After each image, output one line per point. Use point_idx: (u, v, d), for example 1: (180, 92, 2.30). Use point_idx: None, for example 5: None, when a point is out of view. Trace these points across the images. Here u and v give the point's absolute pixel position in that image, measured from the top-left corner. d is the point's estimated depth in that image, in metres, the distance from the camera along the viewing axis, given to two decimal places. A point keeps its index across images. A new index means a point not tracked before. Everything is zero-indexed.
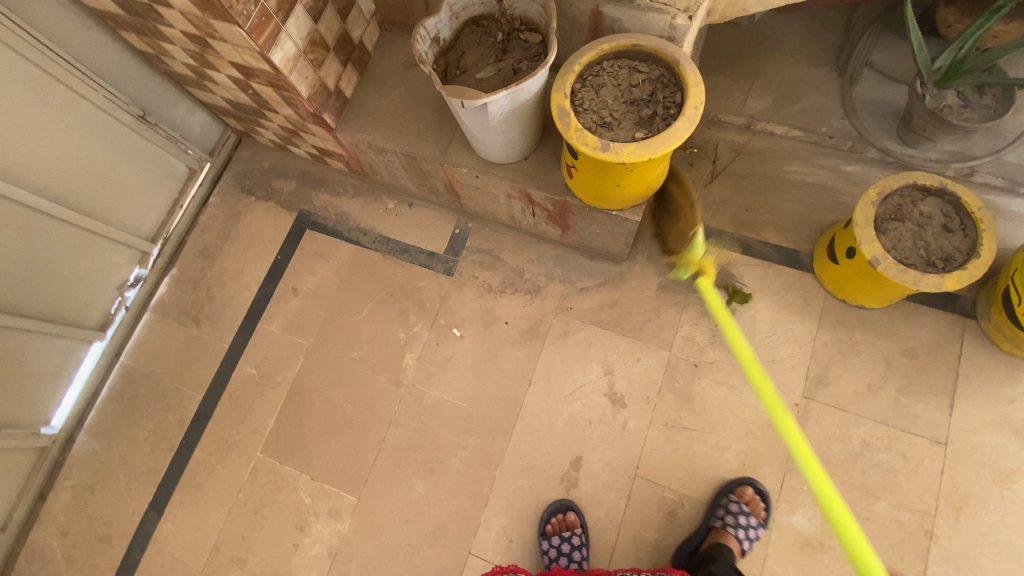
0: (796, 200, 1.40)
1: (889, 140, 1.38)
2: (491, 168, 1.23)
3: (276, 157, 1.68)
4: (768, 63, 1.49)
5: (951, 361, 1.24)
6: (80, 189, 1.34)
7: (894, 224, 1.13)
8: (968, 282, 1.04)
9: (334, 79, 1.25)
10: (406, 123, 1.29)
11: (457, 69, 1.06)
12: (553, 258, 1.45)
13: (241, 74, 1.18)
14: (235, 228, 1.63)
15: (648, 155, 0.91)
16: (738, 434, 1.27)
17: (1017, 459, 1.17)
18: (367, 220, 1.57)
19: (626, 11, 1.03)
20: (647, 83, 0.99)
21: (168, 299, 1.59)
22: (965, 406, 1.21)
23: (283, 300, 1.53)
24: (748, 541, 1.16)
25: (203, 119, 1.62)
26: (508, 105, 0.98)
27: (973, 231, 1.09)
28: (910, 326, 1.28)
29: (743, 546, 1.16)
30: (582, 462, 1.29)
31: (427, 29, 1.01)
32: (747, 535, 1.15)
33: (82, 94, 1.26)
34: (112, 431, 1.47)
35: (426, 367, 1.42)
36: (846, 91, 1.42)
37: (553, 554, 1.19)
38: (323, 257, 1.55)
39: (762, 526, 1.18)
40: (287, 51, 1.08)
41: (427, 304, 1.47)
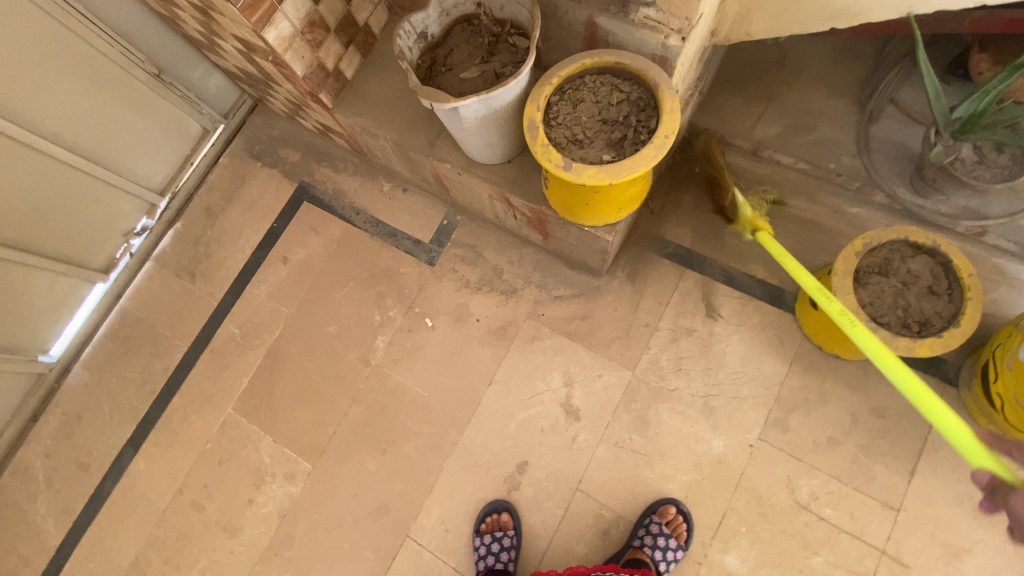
0: (791, 235, 1.34)
1: (901, 187, 1.28)
2: (474, 167, 1.23)
3: (286, 126, 1.72)
4: (788, 88, 1.42)
5: (922, 427, 1.19)
6: (92, 139, 1.41)
7: (876, 278, 1.08)
8: (941, 351, 0.98)
9: (334, 61, 1.26)
10: (400, 112, 1.30)
11: (443, 66, 1.06)
12: (534, 262, 1.45)
13: (243, 47, 1.21)
14: (238, 190, 1.68)
15: (608, 180, 0.89)
16: (686, 465, 1.26)
17: (970, 538, 1.13)
18: (362, 199, 1.59)
19: (619, 25, 0.98)
20: (626, 104, 0.96)
21: (169, 251, 1.65)
22: (926, 475, 1.17)
23: (272, 267, 1.58)
24: (666, 563, 1.17)
25: (220, 81, 1.66)
26: (482, 110, 0.98)
27: (959, 298, 1.03)
28: (885, 384, 1.23)
29: (661, 568, 1.17)
30: (527, 467, 1.31)
31: (413, 24, 1.02)
32: (665, 557, 1.16)
33: (99, 49, 1.32)
34: (103, 368, 1.58)
35: (395, 352, 1.45)
36: (863, 127, 1.33)
37: (483, 552, 1.23)
38: (316, 230, 1.59)
39: (682, 550, 1.19)
40: (283, 31, 1.10)
41: (405, 291, 1.49)
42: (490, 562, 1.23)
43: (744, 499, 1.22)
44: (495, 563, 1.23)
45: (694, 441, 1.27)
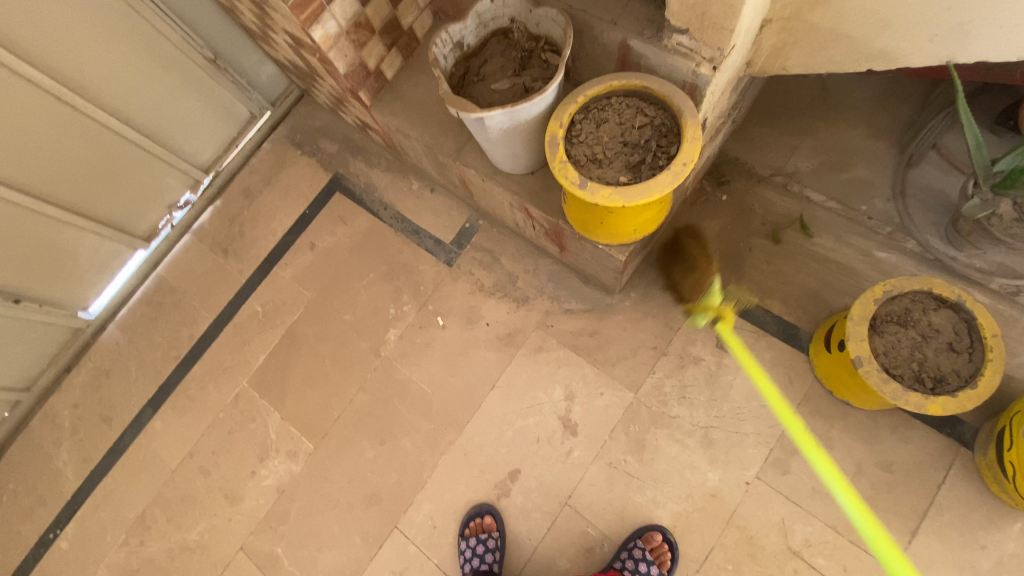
0: (813, 274, 1.31)
1: (934, 236, 1.25)
2: (498, 176, 1.25)
3: (327, 119, 1.79)
4: (825, 124, 1.39)
5: (930, 487, 1.14)
6: (147, 114, 1.50)
7: (894, 327, 1.04)
8: (953, 411, 0.95)
9: (376, 61, 1.31)
10: (433, 115, 1.34)
11: (476, 76, 1.10)
12: (550, 273, 1.46)
13: (292, 41, 1.27)
14: (277, 175, 1.75)
15: (621, 202, 0.89)
16: (678, 494, 1.24)
17: None
18: (390, 195, 1.64)
19: (652, 49, 0.99)
20: (649, 128, 0.97)
21: (206, 226, 1.74)
22: (929, 537, 1.12)
23: (299, 252, 1.65)
24: None
25: (271, 71, 1.74)
26: (506, 122, 1.00)
27: (980, 358, 0.99)
28: (895, 438, 1.18)
29: None
30: (519, 475, 1.33)
31: (450, 33, 1.05)
32: None
33: (162, 33, 1.41)
34: (134, 330, 1.67)
35: (404, 346, 1.49)
36: (900, 171, 1.31)
37: (468, 554, 1.24)
38: (344, 221, 1.65)
39: None
40: (329, 29, 1.15)
41: (421, 288, 1.53)
42: (475, 564, 1.23)
43: (733, 536, 1.20)
44: (480, 566, 1.22)
45: (689, 471, 1.25)
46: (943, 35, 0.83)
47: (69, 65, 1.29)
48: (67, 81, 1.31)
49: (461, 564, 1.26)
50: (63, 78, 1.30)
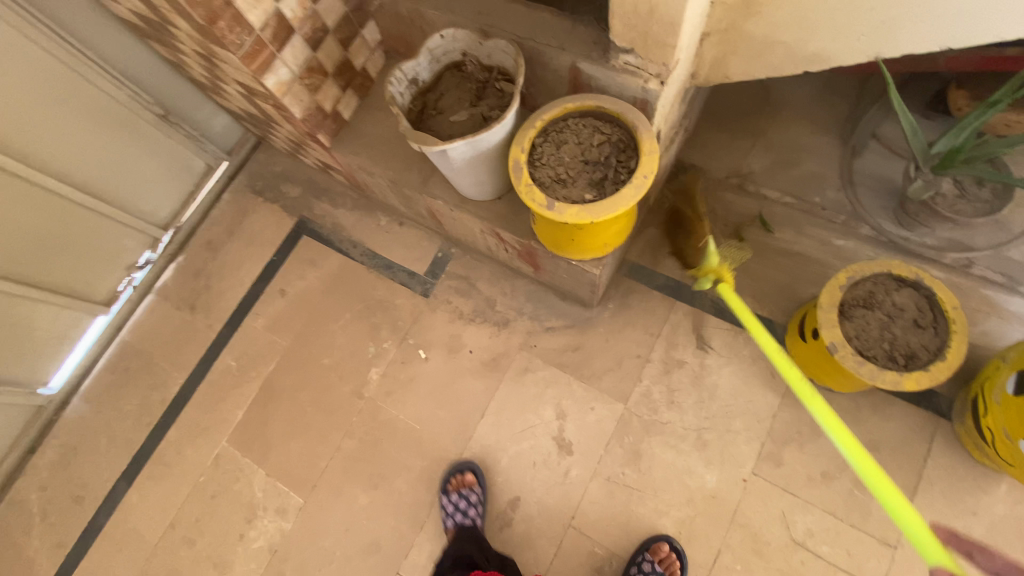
0: (779, 267, 1.36)
1: (884, 219, 1.32)
2: (465, 204, 1.26)
3: (287, 163, 1.77)
4: (771, 124, 1.45)
5: (917, 461, 1.18)
6: (100, 176, 1.47)
7: (861, 311, 1.08)
8: (927, 385, 0.99)
9: (332, 103, 1.32)
10: (395, 151, 1.35)
11: (434, 109, 1.11)
12: (527, 293, 1.46)
13: (245, 91, 1.27)
14: (240, 224, 1.72)
15: (590, 219, 0.92)
16: (678, 501, 1.24)
17: None
18: (359, 233, 1.63)
19: (601, 70, 1.03)
20: (607, 144, 1.00)
21: (170, 284, 1.69)
22: (923, 510, 1.15)
23: (269, 300, 1.61)
24: None
25: (225, 121, 1.72)
26: (469, 152, 1.01)
27: (944, 331, 1.04)
28: (878, 416, 1.22)
29: None
30: (519, 502, 1.30)
31: (404, 71, 1.07)
32: None
33: (108, 92, 1.39)
34: (101, 400, 1.59)
35: (388, 385, 1.46)
36: (846, 162, 1.38)
37: (451, 509, 1.26)
38: (313, 264, 1.62)
39: None
40: (282, 76, 1.16)
41: (399, 322, 1.51)
42: (458, 519, 1.26)
43: (738, 535, 1.20)
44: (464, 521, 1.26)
45: (687, 475, 1.26)
46: (868, 33, 0.89)
47: (14, 135, 1.26)
48: (13, 151, 1.27)
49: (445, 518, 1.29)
50: (9, 148, 1.26)
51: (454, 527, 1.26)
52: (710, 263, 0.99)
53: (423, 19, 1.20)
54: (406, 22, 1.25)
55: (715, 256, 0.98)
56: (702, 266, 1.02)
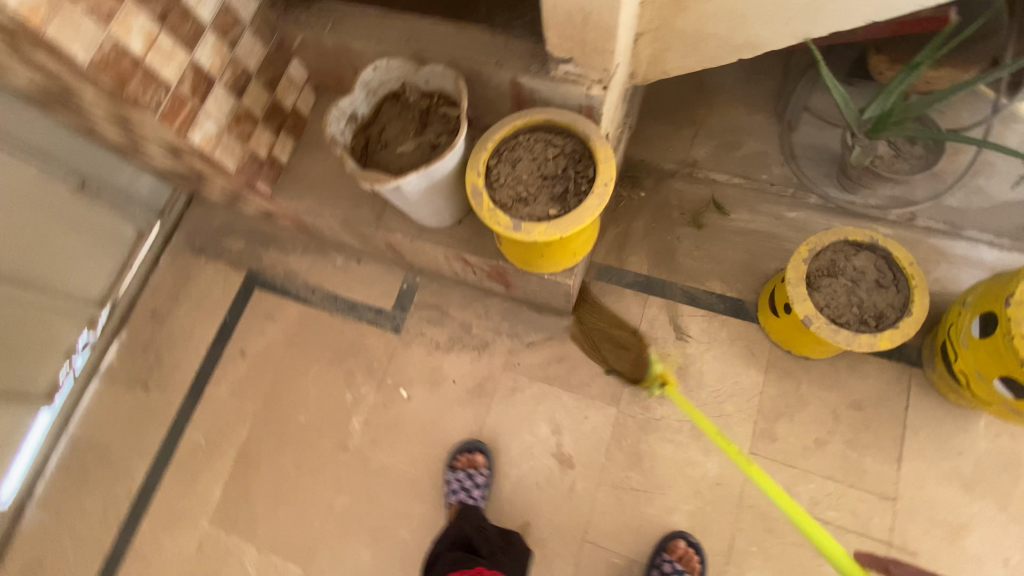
0: (741, 247, 1.39)
1: (829, 186, 1.37)
2: (425, 234, 1.22)
3: (224, 214, 1.66)
4: (709, 109, 1.48)
5: (898, 412, 1.23)
6: (16, 261, 1.34)
7: (827, 280, 1.12)
8: (900, 341, 1.03)
9: (266, 149, 1.25)
10: (341, 189, 1.29)
11: (378, 143, 1.07)
12: (501, 312, 1.43)
13: (169, 149, 1.18)
14: (184, 288, 1.60)
15: (559, 235, 0.90)
16: (686, 495, 1.24)
17: (967, 514, 1.16)
18: (315, 277, 1.55)
19: (542, 82, 1.01)
20: (562, 156, 0.98)
21: (116, 364, 1.55)
22: (912, 458, 1.20)
23: (230, 363, 1.51)
24: None
25: (151, 181, 1.60)
26: (423, 183, 0.98)
27: (906, 287, 1.08)
28: (856, 376, 1.26)
29: None
30: (529, 527, 1.27)
31: (342, 108, 1.03)
32: None
33: (15, 170, 1.26)
34: (57, 504, 1.45)
35: (372, 431, 1.39)
36: (785, 137, 1.42)
37: (456, 485, 1.26)
38: (272, 317, 1.53)
39: None
40: (208, 130, 1.09)
41: (374, 364, 1.45)
42: (460, 496, 1.25)
43: (748, 517, 1.21)
44: (466, 498, 1.25)
45: (689, 467, 1.26)
46: (796, 17, 0.91)
47: None
48: None
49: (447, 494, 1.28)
50: None
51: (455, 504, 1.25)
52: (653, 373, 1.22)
53: (349, 51, 1.16)
54: (331, 55, 1.20)
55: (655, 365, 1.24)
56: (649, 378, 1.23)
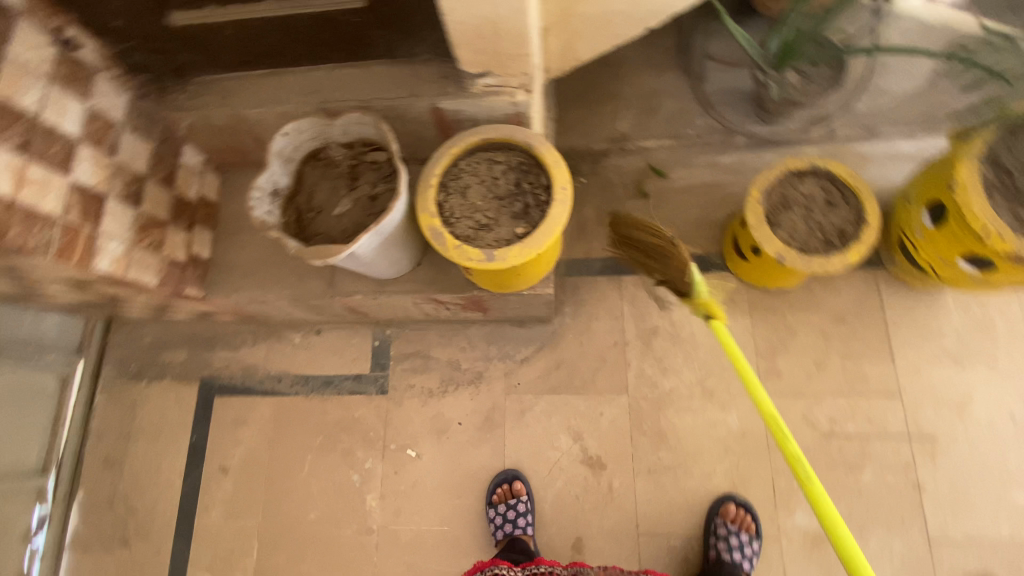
0: (691, 204, 1.41)
1: (752, 124, 1.41)
2: (386, 287, 1.14)
3: (152, 328, 1.49)
4: (620, 80, 1.49)
5: (877, 313, 1.29)
6: None
7: (785, 213, 1.15)
8: (867, 252, 1.07)
9: (184, 250, 1.12)
10: (280, 267, 1.18)
11: (311, 211, 1.00)
12: (484, 338, 1.38)
13: (73, 283, 1.03)
14: (134, 422, 1.43)
15: (536, 251, 0.86)
16: (718, 456, 1.25)
17: (964, 386, 1.24)
18: (277, 364, 1.42)
19: (463, 102, 0.97)
20: (510, 172, 0.96)
21: (83, 530, 1.37)
22: (902, 351, 1.27)
23: (214, 485, 1.36)
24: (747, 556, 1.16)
25: (59, 319, 1.38)
26: (376, 240, 0.90)
27: (854, 199, 1.14)
28: (831, 292, 1.32)
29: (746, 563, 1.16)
30: (583, 543, 1.23)
31: (261, 187, 0.93)
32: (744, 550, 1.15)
33: None
34: None
35: (392, 503, 1.30)
36: (697, 89, 1.44)
37: (499, 520, 1.21)
38: (243, 421, 1.39)
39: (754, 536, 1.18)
40: (115, 252, 0.97)
41: (371, 433, 1.35)
42: (507, 529, 1.20)
43: (780, 455, 1.24)
44: (512, 530, 1.20)
45: (713, 428, 1.27)
46: None
47: None
48: None
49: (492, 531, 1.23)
50: None
51: (504, 539, 1.20)
52: (699, 299, 1.04)
53: (246, 121, 1.06)
54: (226, 130, 1.09)
55: (702, 291, 1.04)
56: (693, 299, 1.07)
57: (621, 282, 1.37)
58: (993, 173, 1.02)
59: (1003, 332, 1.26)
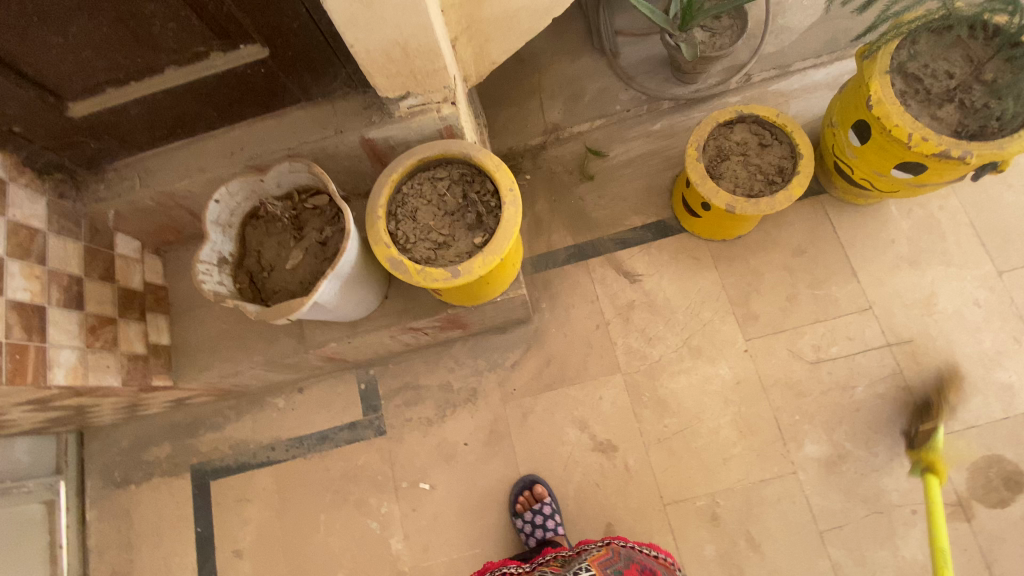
0: (636, 176, 1.43)
1: (673, 87, 1.43)
2: (359, 327, 1.12)
3: (128, 429, 1.42)
4: (539, 72, 1.50)
5: (832, 237, 1.35)
6: None
7: (724, 164, 1.19)
8: (808, 182, 1.11)
9: (142, 341, 1.08)
10: (245, 334, 1.14)
11: (263, 270, 0.98)
12: (469, 353, 1.37)
13: (34, 403, 0.98)
14: (131, 530, 1.35)
15: (499, 256, 0.86)
16: (721, 409, 1.28)
17: (926, 285, 1.30)
18: (267, 432, 1.38)
19: (391, 128, 0.96)
20: (455, 186, 0.96)
21: None
22: (863, 267, 1.32)
23: (231, 571, 1.30)
24: None
25: (27, 444, 1.30)
26: (336, 284, 0.89)
27: (784, 136, 1.18)
28: (785, 227, 1.36)
29: None
30: (615, 528, 1.23)
31: (206, 259, 0.90)
32: None
33: None
34: None
35: (418, 540, 1.28)
36: (615, 65, 1.44)
37: (529, 528, 1.20)
38: (246, 498, 1.34)
39: None
40: (68, 360, 0.93)
41: (380, 477, 1.32)
42: (539, 535, 1.19)
43: (778, 393, 1.27)
44: (544, 535, 1.19)
45: (709, 384, 1.29)
46: None
47: None
48: None
49: (524, 540, 1.22)
50: None
51: (537, 545, 1.19)
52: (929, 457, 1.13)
53: (176, 196, 1.02)
54: (158, 210, 1.05)
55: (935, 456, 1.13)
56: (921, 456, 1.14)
57: (588, 266, 1.39)
58: (904, 83, 1.07)
59: (947, 226, 1.33)
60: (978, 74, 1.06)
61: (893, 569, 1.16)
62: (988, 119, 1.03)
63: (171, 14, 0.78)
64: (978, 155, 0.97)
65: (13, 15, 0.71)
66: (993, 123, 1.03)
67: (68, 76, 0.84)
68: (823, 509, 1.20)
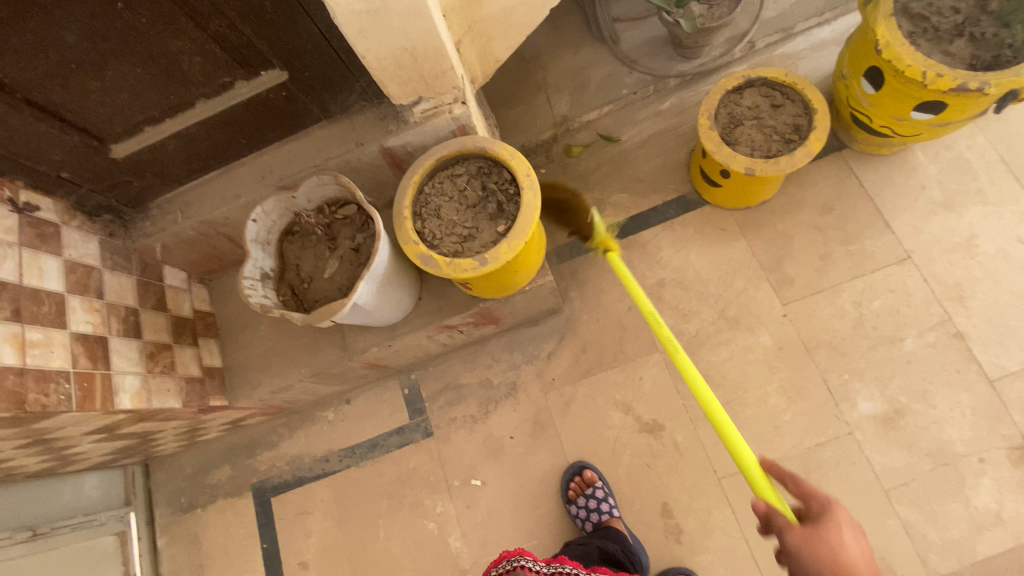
0: (650, 156, 1.44)
1: (678, 63, 1.43)
2: (398, 330, 1.15)
3: (190, 456, 1.49)
4: (543, 67, 1.52)
5: (860, 191, 1.32)
6: None
7: (738, 130, 1.18)
8: (826, 135, 1.10)
9: (197, 364, 1.14)
10: (291, 349, 1.19)
11: (303, 281, 1.02)
12: (506, 348, 1.39)
13: (104, 430, 1.05)
14: (202, 552, 1.41)
15: (524, 240, 0.89)
16: (765, 376, 1.26)
17: (966, 227, 1.26)
18: (320, 445, 1.42)
19: (407, 133, 1.00)
20: (474, 180, 0.99)
21: None
22: (896, 217, 1.29)
23: None
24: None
25: (97, 479, 1.38)
26: (372, 285, 0.93)
27: (796, 94, 1.18)
28: (809, 187, 1.35)
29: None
30: (671, 507, 1.22)
31: (250, 275, 0.96)
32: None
33: None
34: None
35: (476, 536, 1.29)
36: (616, 51, 1.46)
37: (584, 514, 1.19)
38: (306, 511, 1.38)
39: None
40: (132, 387, 0.99)
41: (432, 478, 1.34)
42: (596, 519, 1.18)
43: (823, 354, 1.25)
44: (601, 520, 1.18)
45: (750, 352, 1.28)
46: None
47: None
48: None
49: (580, 526, 1.22)
50: None
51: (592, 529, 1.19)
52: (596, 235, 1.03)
53: (215, 224, 1.08)
54: (200, 240, 1.12)
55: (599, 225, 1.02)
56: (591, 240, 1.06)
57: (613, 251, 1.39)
58: (911, 24, 1.06)
59: (978, 165, 1.29)
60: (983, 5, 1.05)
61: (968, 522, 1.11)
62: (1001, 48, 1.01)
63: (197, 49, 0.84)
64: (997, 84, 0.94)
65: (53, 64, 0.77)
66: (1006, 51, 1.01)
67: (108, 119, 0.91)
68: (885, 467, 1.16)
